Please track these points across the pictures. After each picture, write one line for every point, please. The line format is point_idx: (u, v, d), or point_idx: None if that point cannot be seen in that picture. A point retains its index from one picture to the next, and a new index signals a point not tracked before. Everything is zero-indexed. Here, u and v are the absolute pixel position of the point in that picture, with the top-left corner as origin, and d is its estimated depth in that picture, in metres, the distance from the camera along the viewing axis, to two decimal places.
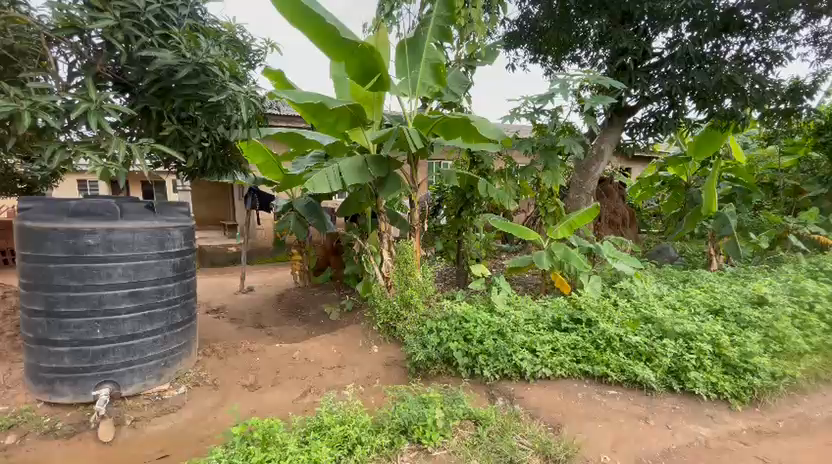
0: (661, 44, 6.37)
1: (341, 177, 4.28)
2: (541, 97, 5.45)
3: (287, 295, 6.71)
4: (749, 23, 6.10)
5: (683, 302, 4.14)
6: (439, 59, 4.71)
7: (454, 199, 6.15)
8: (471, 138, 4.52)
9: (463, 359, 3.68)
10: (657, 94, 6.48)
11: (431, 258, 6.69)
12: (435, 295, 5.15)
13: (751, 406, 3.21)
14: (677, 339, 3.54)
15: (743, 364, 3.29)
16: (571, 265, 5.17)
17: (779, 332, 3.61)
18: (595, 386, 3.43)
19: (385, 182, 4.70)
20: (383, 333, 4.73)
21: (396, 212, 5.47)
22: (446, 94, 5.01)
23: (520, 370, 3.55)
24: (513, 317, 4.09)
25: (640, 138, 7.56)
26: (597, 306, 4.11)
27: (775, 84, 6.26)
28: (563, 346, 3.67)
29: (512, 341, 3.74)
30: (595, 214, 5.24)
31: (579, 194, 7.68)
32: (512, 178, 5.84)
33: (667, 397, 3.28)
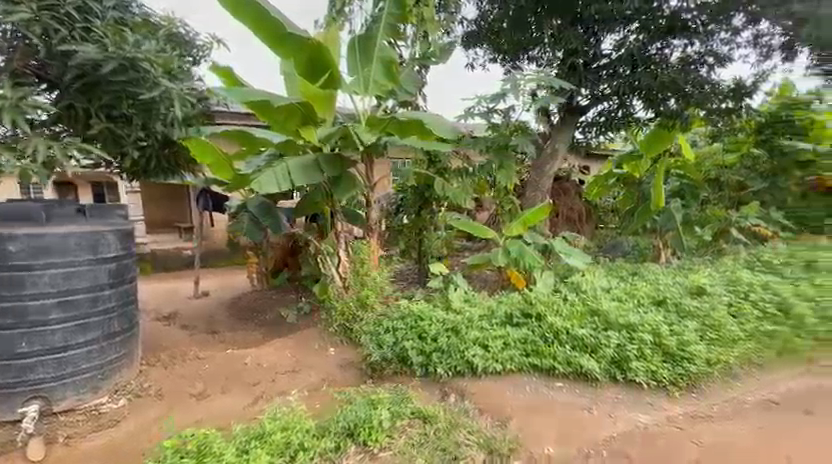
0: (609, 46, 6.62)
1: (290, 177, 4.18)
2: (493, 96, 5.56)
3: (242, 299, 6.51)
4: (693, 26, 6.28)
5: (629, 294, 4.29)
6: (391, 58, 4.65)
7: (413, 199, 6.14)
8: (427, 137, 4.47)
9: (417, 358, 3.68)
10: (606, 94, 6.85)
11: (391, 258, 6.65)
12: (393, 294, 5.12)
13: (688, 393, 3.36)
14: (620, 331, 3.67)
15: (680, 352, 3.46)
16: (525, 261, 5.24)
17: (715, 321, 3.84)
18: (543, 379, 3.49)
19: (338, 182, 4.63)
20: (337, 334, 4.65)
21: (355, 211, 5.38)
22: (400, 93, 5.01)
23: (472, 367, 3.56)
24: (467, 314, 4.11)
25: (592, 136, 7.93)
26: (548, 300, 4.21)
27: (714, 85, 6.60)
28: (513, 340, 3.73)
29: (464, 338, 3.75)
30: (548, 213, 5.41)
31: (536, 191, 7.82)
32: (469, 176, 5.87)
33: (611, 387, 3.39)
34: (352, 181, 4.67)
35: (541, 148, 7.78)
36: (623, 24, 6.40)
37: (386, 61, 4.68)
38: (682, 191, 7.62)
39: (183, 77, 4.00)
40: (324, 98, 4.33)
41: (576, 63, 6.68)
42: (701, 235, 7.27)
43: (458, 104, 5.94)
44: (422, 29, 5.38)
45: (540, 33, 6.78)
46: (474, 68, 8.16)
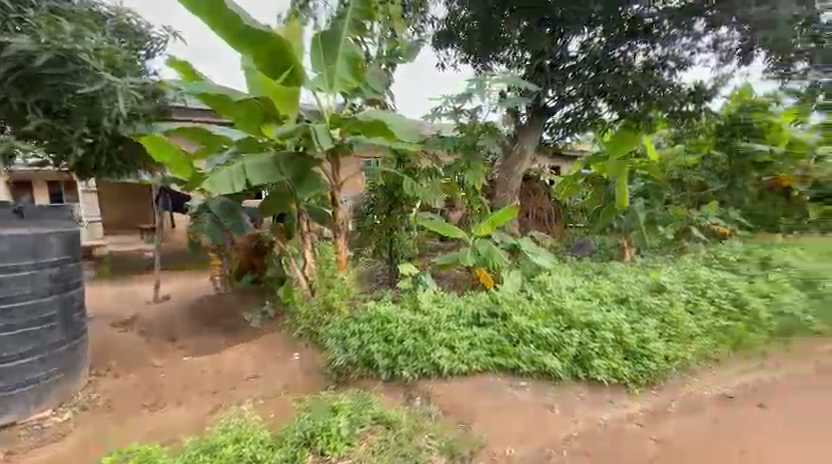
0: (574, 47, 6.78)
1: (245, 177, 4.08)
2: (459, 96, 5.54)
3: (205, 302, 6.28)
4: (657, 31, 6.45)
5: (594, 291, 4.32)
6: (358, 55, 4.64)
7: (382, 197, 5.99)
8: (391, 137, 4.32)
9: (383, 361, 3.60)
10: (572, 95, 6.99)
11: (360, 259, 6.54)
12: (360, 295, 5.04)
13: (648, 389, 3.43)
14: (583, 329, 3.70)
15: (640, 349, 3.53)
16: (493, 261, 5.27)
17: (674, 318, 3.91)
18: (508, 379, 3.47)
19: (302, 181, 4.47)
20: (302, 338, 4.51)
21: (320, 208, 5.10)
22: (365, 91, 4.91)
23: (438, 368, 3.51)
24: (434, 315, 4.05)
25: (559, 137, 8.03)
26: (513, 299, 4.21)
27: (676, 86, 6.79)
28: (479, 340, 3.71)
29: (431, 340, 3.70)
30: (515, 213, 5.45)
31: (506, 192, 7.85)
32: (438, 177, 5.78)
33: (574, 386, 3.41)
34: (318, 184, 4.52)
35: (510, 149, 7.81)
36: (587, 26, 6.56)
37: (352, 58, 4.65)
38: (646, 191, 7.83)
39: (126, 69, 4.02)
40: (287, 95, 4.17)
41: (545, 63, 6.83)
42: (664, 233, 7.45)
43: (425, 105, 5.89)
44: (388, 27, 5.30)
45: (509, 34, 6.85)
46: (445, 68, 8.08)
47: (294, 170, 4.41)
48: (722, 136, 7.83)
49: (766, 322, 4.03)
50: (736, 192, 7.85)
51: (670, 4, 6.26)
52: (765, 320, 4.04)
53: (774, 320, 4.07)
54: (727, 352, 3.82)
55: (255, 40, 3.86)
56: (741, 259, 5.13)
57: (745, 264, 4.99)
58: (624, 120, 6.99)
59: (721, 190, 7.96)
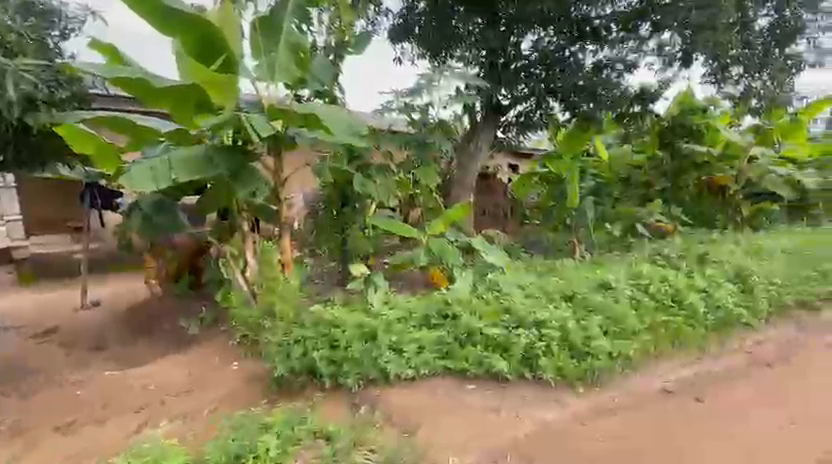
0: (527, 46, 6.82)
1: (171, 171, 3.87)
2: (410, 91, 5.42)
3: (139, 308, 5.83)
4: (605, 33, 6.77)
5: (543, 289, 4.28)
6: (304, 46, 4.44)
7: (334, 195, 5.82)
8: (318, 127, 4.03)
9: (327, 368, 3.40)
10: (524, 94, 7.04)
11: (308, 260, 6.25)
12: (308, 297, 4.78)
13: (593, 386, 3.46)
14: (531, 328, 3.63)
15: (586, 348, 3.52)
16: (446, 259, 5.19)
17: (619, 314, 3.86)
18: (456, 381, 3.40)
19: (238, 175, 4.19)
20: (241, 346, 4.22)
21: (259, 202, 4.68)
22: (310, 82, 4.67)
23: (385, 373, 3.39)
24: (386, 317, 3.81)
25: (513, 135, 7.95)
26: (465, 298, 4.05)
27: (625, 88, 6.95)
28: (427, 343, 3.56)
29: (378, 344, 3.50)
30: (468, 212, 5.39)
31: (461, 190, 7.80)
32: (391, 175, 5.59)
33: (521, 386, 3.38)
34: (256, 179, 4.26)
35: (463, 147, 7.77)
36: (541, 27, 6.69)
37: (298, 49, 4.44)
38: (598, 190, 7.78)
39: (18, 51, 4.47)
40: (223, 85, 3.75)
41: (499, 62, 6.86)
42: (611, 230, 7.55)
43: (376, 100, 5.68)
44: (337, 15, 5.07)
45: (465, 31, 6.79)
46: (402, 63, 7.96)
47: (229, 163, 4.12)
48: (665, 136, 8.08)
49: (703, 316, 4.18)
50: (679, 190, 8.19)
51: (618, 8, 6.65)
52: (703, 315, 4.18)
53: (711, 315, 4.23)
54: (668, 347, 3.92)
55: (179, 23, 3.83)
56: (683, 256, 5.31)
57: (686, 260, 5.16)
58: (576, 119, 7.01)
59: (666, 189, 8.28)
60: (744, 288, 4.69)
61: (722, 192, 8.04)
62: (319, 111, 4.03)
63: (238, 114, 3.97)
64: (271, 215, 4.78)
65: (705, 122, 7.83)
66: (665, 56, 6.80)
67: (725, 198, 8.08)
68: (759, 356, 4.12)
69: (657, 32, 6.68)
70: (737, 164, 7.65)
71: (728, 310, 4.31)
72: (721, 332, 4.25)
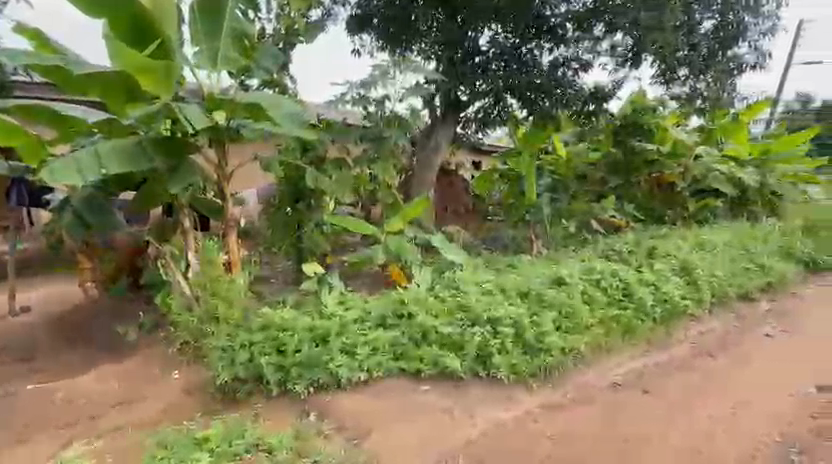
0: (485, 42, 6.83)
1: (99, 163, 3.57)
2: (363, 83, 5.26)
3: (71, 313, 5.37)
4: (562, 32, 6.82)
5: (499, 285, 4.25)
6: (248, 32, 4.32)
7: (285, 192, 5.56)
8: (262, 117, 3.84)
9: (273, 375, 3.21)
10: (482, 91, 6.95)
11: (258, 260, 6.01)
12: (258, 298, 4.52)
13: (546, 383, 3.46)
14: (485, 326, 3.56)
15: (539, 344, 3.50)
16: (404, 254, 5.07)
17: (572, 310, 3.89)
18: (409, 383, 3.29)
19: (176, 171, 3.93)
20: (183, 353, 3.96)
21: (202, 198, 4.46)
22: (257, 72, 4.50)
23: (335, 377, 3.23)
24: (338, 317, 3.62)
25: (472, 132, 7.86)
26: (420, 296, 3.91)
27: (579, 86, 7.07)
28: (381, 343, 3.41)
29: (328, 347, 3.33)
30: (427, 206, 5.23)
31: (421, 187, 7.76)
32: (347, 170, 5.36)
33: (475, 385, 3.32)
34: (193, 171, 3.96)
35: (424, 143, 7.75)
36: (499, 23, 6.73)
37: (243, 37, 4.32)
38: (557, 186, 7.90)
39: None
40: (156, 73, 3.50)
41: (457, 56, 6.82)
42: (566, 226, 7.66)
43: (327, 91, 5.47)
44: (286, 2, 4.85)
45: (424, 26, 6.78)
46: (361, 55, 7.77)
47: (163, 156, 3.84)
48: (618, 134, 8.36)
49: (651, 310, 4.29)
50: (630, 186, 8.55)
51: (573, 7, 6.73)
52: (651, 308, 4.30)
53: (658, 308, 4.35)
54: (618, 340, 4.00)
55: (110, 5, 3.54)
56: (633, 250, 5.45)
57: (636, 254, 5.29)
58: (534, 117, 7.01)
59: (619, 185, 8.54)
60: (689, 281, 4.87)
61: (671, 190, 8.56)
62: (260, 99, 3.81)
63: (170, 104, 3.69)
64: (216, 210, 4.50)
65: (655, 122, 8.16)
66: (618, 56, 6.96)
67: (673, 195, 8.62)
68: (702, 346, 4.29)
69: (611, 32, 6.82)
70: (684, 160, 8.23)
71: (674, 303, 4.45)
72: (668, 324, 4.38)
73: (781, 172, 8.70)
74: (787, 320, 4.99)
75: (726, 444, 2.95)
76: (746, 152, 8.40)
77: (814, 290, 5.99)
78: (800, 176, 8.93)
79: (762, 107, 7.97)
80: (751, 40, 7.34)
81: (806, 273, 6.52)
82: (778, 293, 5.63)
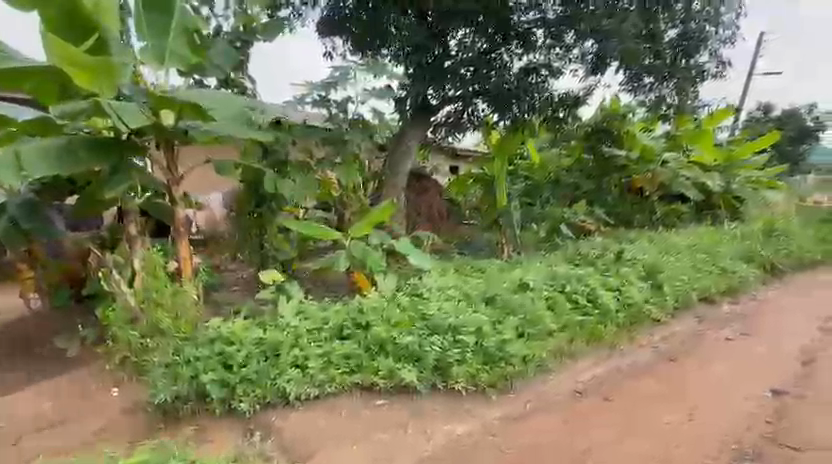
0: (455, 45, 6.73)
1: (17, 164, 3.35)
2: (324, 84, 5.16)
3: (12, 325, 5.03)
4: (532, 38, 6.75)
5: (465, 291, 4.14)
6: (197, 27, 4.07)
7: (247, 194, 5.39)
8: (200, 115, 3.62)
9: (217, 392, 3.02)
10: (454, 96, 6.91)
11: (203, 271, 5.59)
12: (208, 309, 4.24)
13: (505, 392, 3.36)
14: (445, 335, 3.41)
15: (499, 354, 3.38)
16: (369, 260, 4.82)
17: (535, 316, 3.81)
18: (363, 398, 3.14)
19: (111, 176, 3.70)
20: (125, 368, 3.73)
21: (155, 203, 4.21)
22: (208, 70, 4.31)
23: (284, 394, 3.05)
24: (292, 328, 3.45)
25: (442, 136, 7.83)
26: (379, 304, 3.75)
27: (550, 93, 7.00)
28: (335, 357, 3.22)
29: (278, 362, 3.14)
30: (393, 212, 5.03)
31: (392, 193, 7.61)
32: (311, 173, 5.13)
33: (431, 398, 3.20)
34: (125, 179, 3.69)
35: (394, 148, 7.62)
36: (471, 25, 6.62)
37: (193, 32, 4.07)
38: (529, 191, 8.10)
39: None
40: (96, 69, 3.29)
41: (428, 59, 6.72)
42: (537, 230, 7.67)
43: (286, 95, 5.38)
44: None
45: (395, 29, 6.72)
46: (332, 58, 7.63)
47: (95, 162, 3.59)
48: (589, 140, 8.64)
49: (615, 315, 4.26)
50: (601, 191, 8.66)
51: (546, 15, 6.70)
52: (614, 312, 4.27)
53: (622, 312, 4.32)
54: (581, 346, 3.94)
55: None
56: (601, 255, 5.43)
57: (604, 259, 5.27)
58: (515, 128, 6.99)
59: (591, 190, 8.57)
60: (654, 285, 4.88)
61: (640, 196, 8.75)
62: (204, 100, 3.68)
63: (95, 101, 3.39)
64: (161, 209, 4.23)
65: (625, 128, 8.45)
66: (590, 64, 6.91)
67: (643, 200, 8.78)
68: (664, 350, 4.28)
69: (583, 38, 6.75)
70: (652, 166, 8.48)
71: (637, 307, 4.45)
72: (631, 329, 4.36)
73: (743, 177, 8.94)
74: (748, 323, 5.06)
75: (688, 450, 2.94)
76: (711, 159, 8.63)
77: (773, 293, 6.11)
78: (761, 181, 9.20)
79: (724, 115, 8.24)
80: (711, 49, 7.52)
81: (766, 275, 6.68)
82: (738, 296, 5.73)
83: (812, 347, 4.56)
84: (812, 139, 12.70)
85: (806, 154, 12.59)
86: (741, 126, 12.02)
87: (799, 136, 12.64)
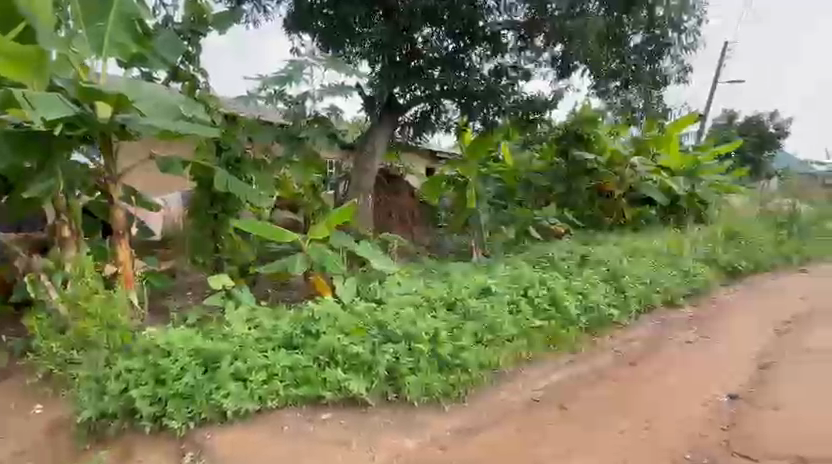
0: (422, 42, 6.55)
1: None
2: (278, 80, 4.88)
3: None
4: (502, 40, 6.77)
5: (426, 296, 4.01)
6: (140, 15, 3.87)
7: (200, 196, 5.13)
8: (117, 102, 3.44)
9: (146, 408, 2.78)
10: (422, 96, 6.85)
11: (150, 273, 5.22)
12: (142, 319, 3.93)
13: (460, 403, 3.22)
14: (399, 343, 3.26)
15: (453, 361, 3.26)
16: (326, 263, 4.57)
17: (493, 322, 3.71)
18: (308, 411, 2.95)
19: (39, 172, 3.72)
20: (52, 383, 3.43)
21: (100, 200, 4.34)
22: (150, 60, 4.04)
23: (221, 410, 2.83)
24: (238, 338, 3.24)
25: (408, 135, 7.81)
26: (332, 311, 3.57)
27: (519, 95, 7.09)
28: (279, 368, 3.02)
29: (217, 374, 2.92)
30: (356, 211, 4.82)
31: (357, 193, 7.47)
32: (267, 172, 4.89)
33: (381, 410, 3.03)
34: (50, 176, 3.67)
35: (361, 148, 7.47)
36: (439, 25, 6.49)
37: (135, 20, 3.86)
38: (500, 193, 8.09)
39: None
40: (20, 60, 3.12)
41: (396, 57, 6.48)
42: (507, 233, 7.62)
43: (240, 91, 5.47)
44: None
45: (361, 27, 6.47)
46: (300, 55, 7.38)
47: (22, 156, 3.57)
48: (561, 144, 8.57)
49: (575, 319, 4.22)
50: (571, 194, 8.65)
51: (516, 17, 6.69)
52: (575, 316, 4.22)
53: (583, 316, 4.29)
54: (541, 352, 3.86)
55: None
56: (567, 257, 5.40)
57: (569, 262, 5.23)
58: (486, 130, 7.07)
59: (562, 193, 8.52)
60: (617, 288, 4.86)
61: (609, 199, 8.70)
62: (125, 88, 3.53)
63: (9, 90, 3.10)
64: (101, 204, 4.34)
65: (595, 132, 8.33)
66: (559, 67, 7.01)
67: (610, 204, 8.71)
68: (625, 354, 4.24)
69: (552, 42, 6.83)
70: (621, 170, 8.44)
71: (599, 311, 4.41)
72: (592, 333, 4.32)
73: (709, 182, 9.10)
74: (709, 326, 5.09)
75: (652, 457, 2.90)
76: (676, 164, 8.75)
77: (734, 296, 6.21)
78: (724, 185, 9.37)
79: (689, 121, 8.30)
80: (674, 55, 7.65)
81: (728, 278, 6.81)
82: (699, 298, 5.80)
83: (767, 351, 4.62)
84: (772, 146, 13.21)
85: (767, 160, 13.07)
86: (707, 132, 12.36)
87: (761, 143, 13.11)
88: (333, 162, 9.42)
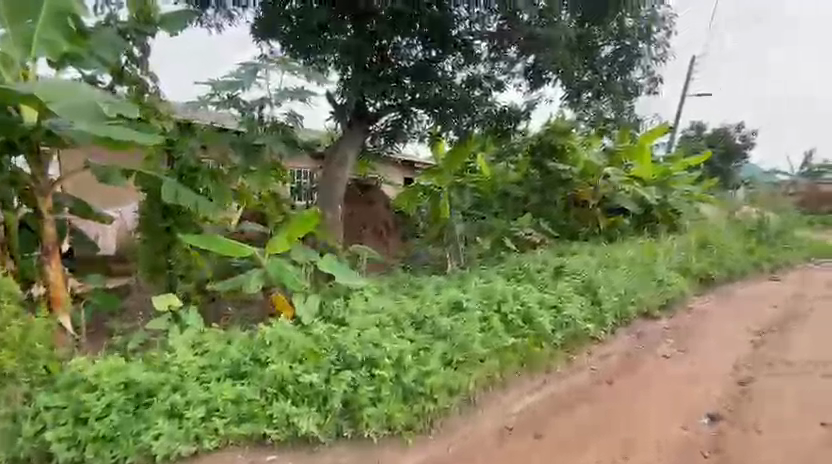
0: (395, 49, 6.38)
1: None
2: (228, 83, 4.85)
3: None
4: (474, 50, 6.63)
5: (392, 314, 3.71)
6: (74, 10, 3.49)
7: (152, 207, 4.85)
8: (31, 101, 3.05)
9: (62, 454, 2.41)
10: (391, 105, 6.62)
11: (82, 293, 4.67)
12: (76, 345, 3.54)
13: (422, 435, 2.98)
14: (360, 369, 2.96)
15: (418, 388, 2.98)
16: (285, 279, 4.18)
17: (463, 341, 3.40)
18: (252, 454, 2.65)
19: None
20: None
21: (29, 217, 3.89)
22: (86, 61, 3.72)
23: (151, 454, 2.48)
24: (178, 367, 2.88)
25: (379, 144, 7.48)
26: (285, 334, 3.23)
27: (493, 106, 6.88)
28: (221, 402, 2.69)
29: (149, 412, 2.57)
30: (320, 221, 4.48)
31: (327, 203, 7.20)
32: (223, 182, 4.55)
33: (336, 448, 2.76)
34: None
35: (330, 157, 7.22)
36: (410, 33, 6.35)
37: (68, 15, 3.49)
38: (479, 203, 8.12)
39: None
40: None
41: (365, 63, 6.24)
42: (482, 244, 7.37)
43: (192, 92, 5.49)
44: None
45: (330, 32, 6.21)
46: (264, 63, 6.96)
47: None
48: (535, 156, 8.50)
49: (551, 335, 3.98)
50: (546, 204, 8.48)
51: (488, 27, 6.55)
52: (550, 332, 3.98)
53: (559, 333, 4.07)
54: (515, 373, 3.62)
55: None
56: (541, 269, 5.16)
57: (543, 274, 5.00)
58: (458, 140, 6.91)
59: (537, 203, 8.41)
60: (592, 300, 4.67)
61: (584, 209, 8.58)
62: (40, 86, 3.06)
63: None
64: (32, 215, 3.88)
65: (569, 143, 8.32)
66: (532, 77, 6.91)
67: (585, 214, 8.54)
68: (600, 372, 4.08)
69: (525, 53, 6.71)
70: (594, 182, 8.41)
71: (575, 326, 4.21)
72: (567, 349, 4.11)
73: (680, 192, 9.13)
74: (687, 339, 4.96)
75: None
76: (648, 174, 8.67)
77: (709, 307, 6.11)
78: (694, 194, 9.40)
79: (660, 132, 8.32)
80: (644, 66, 7.67)
81: (701, 288, 6.74)
82: (674, 309, 5.68)
83: (744, 365, 4.50)
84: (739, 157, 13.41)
85: (734, 171, 13.33)
86: (676, 142, 12.55)
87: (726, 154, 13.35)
88: (302, 171, 9.13)
